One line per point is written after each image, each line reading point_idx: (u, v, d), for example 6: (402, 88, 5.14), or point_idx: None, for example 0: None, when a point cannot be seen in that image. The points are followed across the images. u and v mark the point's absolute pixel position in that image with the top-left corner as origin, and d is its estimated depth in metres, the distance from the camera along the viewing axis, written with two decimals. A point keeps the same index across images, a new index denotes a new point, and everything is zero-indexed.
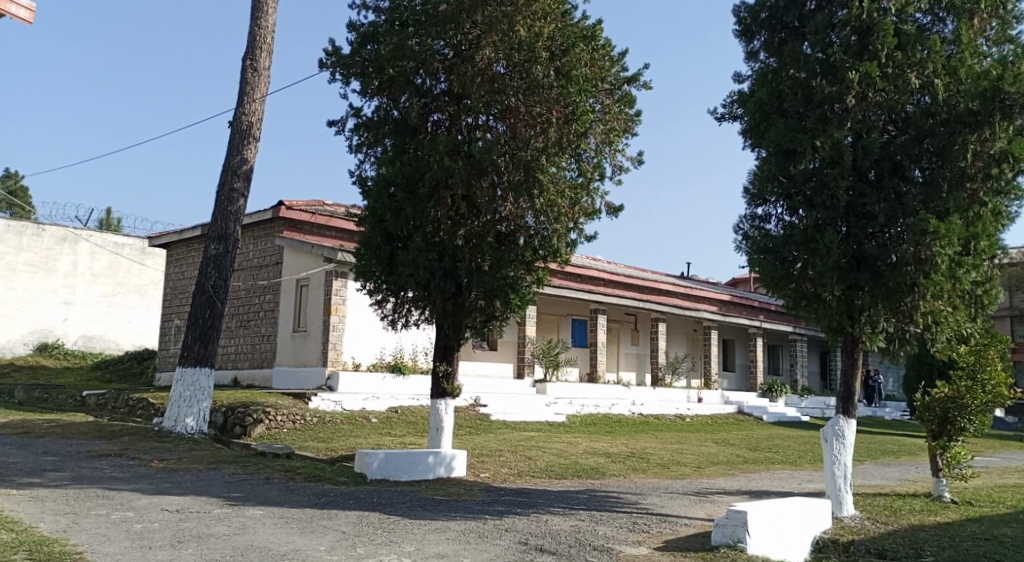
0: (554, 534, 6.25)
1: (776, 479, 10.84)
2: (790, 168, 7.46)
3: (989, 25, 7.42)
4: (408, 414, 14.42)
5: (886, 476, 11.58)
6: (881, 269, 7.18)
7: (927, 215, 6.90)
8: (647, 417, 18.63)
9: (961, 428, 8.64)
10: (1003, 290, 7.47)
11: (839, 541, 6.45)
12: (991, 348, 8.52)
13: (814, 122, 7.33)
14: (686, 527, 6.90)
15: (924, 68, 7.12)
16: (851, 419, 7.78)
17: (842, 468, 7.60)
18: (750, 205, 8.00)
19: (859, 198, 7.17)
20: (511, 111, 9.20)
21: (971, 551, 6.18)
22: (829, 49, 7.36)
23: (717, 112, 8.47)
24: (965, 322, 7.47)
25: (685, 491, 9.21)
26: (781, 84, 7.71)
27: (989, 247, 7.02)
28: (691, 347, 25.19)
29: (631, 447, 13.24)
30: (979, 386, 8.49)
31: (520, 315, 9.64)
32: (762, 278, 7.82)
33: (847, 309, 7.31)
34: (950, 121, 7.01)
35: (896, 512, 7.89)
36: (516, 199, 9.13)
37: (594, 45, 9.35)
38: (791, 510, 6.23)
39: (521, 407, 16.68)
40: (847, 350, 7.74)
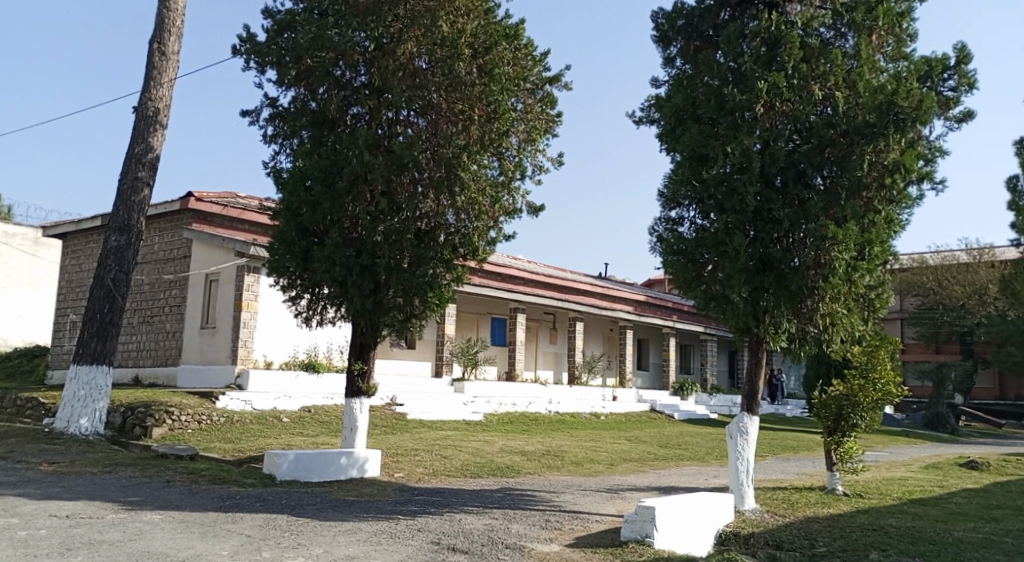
0: (467, 533, 6.23)
1: (684, 475, 11.17)
2: (703, 173, 7.70)
3: (886, 42, 7.75)
4: (321, 413, 14.12)
5: (785, 471, 12.13)
6: (784, 273, 7.49)
7: (827, 221, 7.22)
8: (563, 415, 18.87)
9: (854, 424, 9.11)
10: (894, 294, 7.88)
11: (740, 534, 6.68)
12: (881, 348, 9.02)
13: (726, 129, 7.58)
14: (596, 524, 7.01)
15: (826, 81, 7.49)
16: (754, 416, 8.08)
17: (745, 463, 7.88)
18: (664, 208, 8.22)
19: (766, 204, 7.46)
20: (432, 106, 9.13)
21: (859, 541, 6.52)
22: (740, 59, 7.64)
23: (635, 116, 8.66)
24: (859, 324, 7.87)
25: (597, 488, 9.37)
26: (695, 90, 7.93)
27: (881, 253, 7.38)
28: (607, 347, 25.67)
29: (546, 445, 13.39)
30: (870, 385, 8.96)
31: (439, 314, 9.60)
32: (674, 279, 8.04)
33: (753, 310, 7.57)
34: (849, 132, 7.33)
35: (793, 505, 8.26)
36: (437, 196, 9.06)
37: (517, 45, 9.39)
38: (696, 504, 6.42)
39: (438, 406, 16.61)
40: (752, 349, 8.04)
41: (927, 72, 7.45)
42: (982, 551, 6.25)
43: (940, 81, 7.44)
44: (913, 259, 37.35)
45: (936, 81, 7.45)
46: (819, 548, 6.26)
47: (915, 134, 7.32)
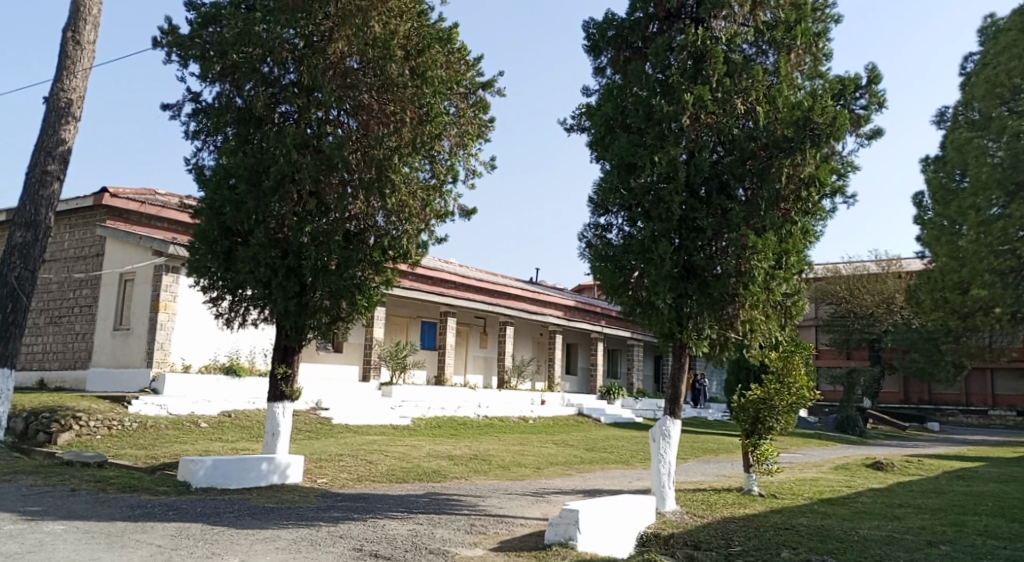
0: (390, 539, 6.16)
1: (609, 478, 11.34)
2: (630, 181, 7.84)
3: (804, 61, 8.06)
4: (241, 418, 13.74)
5: (706, 473, 12.46)
6: (707, 280, 7.72)
7: (748, 230, 7.48)
8: (491, 419, 18.90)
9: (769, 427, 9.43)
10: (809, 302, 8.22)
11: (660, 535, 6.81)
12: (797, 354, 9.37)
13: (653, 139, 7.75)
14: (521, 527, 7.04)
15: (748, 96, 7.75)
16: (676, 420, 8.29)
17: (666, 465, 8.06)
18: (593, 215, 8.33)
19: (690, 213, 7.66)
20: (363, 107, 9.03)
21: (772, 540, 6.75)
22: (668, 71, 7.84)
23: (566, 123, 8.76)
24: (777, 330, 8.15)
25: (523, 492, 9.42)
26: (624, 100, 8.07)
27: (798, 263, 7.68)
28: (537, 351, 25.82)
29: (473, 449, 13.38)
30: (785, 389, 9.31)
31: (367, 317, 9.50)
32: (601, 285, 8.16)
33: (677, 316, 7.75)
34: (769, 145, 7.60)
35: (711, 506, 8.48)
36: (367, 198, 8.96)
37: (450, 49, 9.38)
38: (618, 506, 6.52)
39: (364, 410, 16.38)
40: (676, 354, 8.25)
41: (840, 91, 7.78)
42: (885, 548, 6.56)
43: (852, 99, 7.77)
44: (827, 268, 39.01)
45: (848, 99, 7.78)
46: (734, 548, 6.45)
47: (830, 149, 7.63)
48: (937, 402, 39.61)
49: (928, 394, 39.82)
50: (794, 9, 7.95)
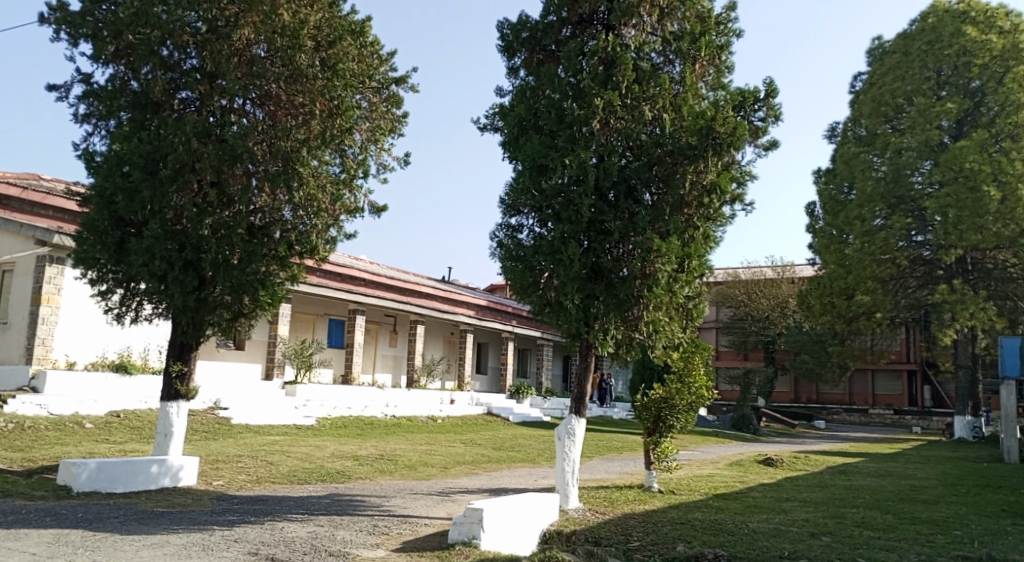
0: (288, 541, 5.99)
1: (515, 476, 11.43)
2: (542, 183, 7.91)
3: (708, 72, 8.36)
4: (131, 419, 13.08)
5: (610, 470, 12.74)
6: (614, 281, 7.88)
7: (653, 234, 7.69)
8: (399, 419, 18.69)
9: (670, 425, 9.71)
10: (708, 304, 8.51)
11: (563, 532, 6.89)
12: (697, 354, 9.71)
13: (564, 142, 7.83)
14: (425, 527, 6.97)
15: (655, 103, 7.98)
16: (581, 418, 8.44)
17: (571, 463, 8.17)
18: (505, 215, 8.37)
19: (598, 215, 7.79)
20: (270, 97, 8.74)
21: (668, 534, 6.97)
22: (580, 75, 7.95)
23: (480, 122, 8.75)
24: (679, 332, 8.40)
25: (429, 491, 9.36)
26: (537, 102, 8.13)
27: (699, 266, 7.92)
28: (447, 350, 25.73)
29: (380, 448, 13.21)
30: (685, 388, 9.61)
31: (272, 313, 9.22)
32: (511, 284, 8.20)
33: (584, 317, 7.88)
34: (674, 152, 7.83)
35: (613, 502, 8.67)
36: (272, 190, 8.68)
37: (362, 42, 9.21)
38: (522, 504, 6.57)
39: (266, 409, 15.89)
40: (582, 354, 8.39)
41: (740, 102, 8.02)
42: (772, 540, 6.87)
43: (752, 111, 8.05)
44: (727, 273, 40.64)
45: (748, 111, 8.04)
46: (633, 543, 6.61)
47: (730, 158, 7.91)
48: (824, 401, 41.96)
49: (816, 394, 42.16)
50: (699, 21, 8.22)
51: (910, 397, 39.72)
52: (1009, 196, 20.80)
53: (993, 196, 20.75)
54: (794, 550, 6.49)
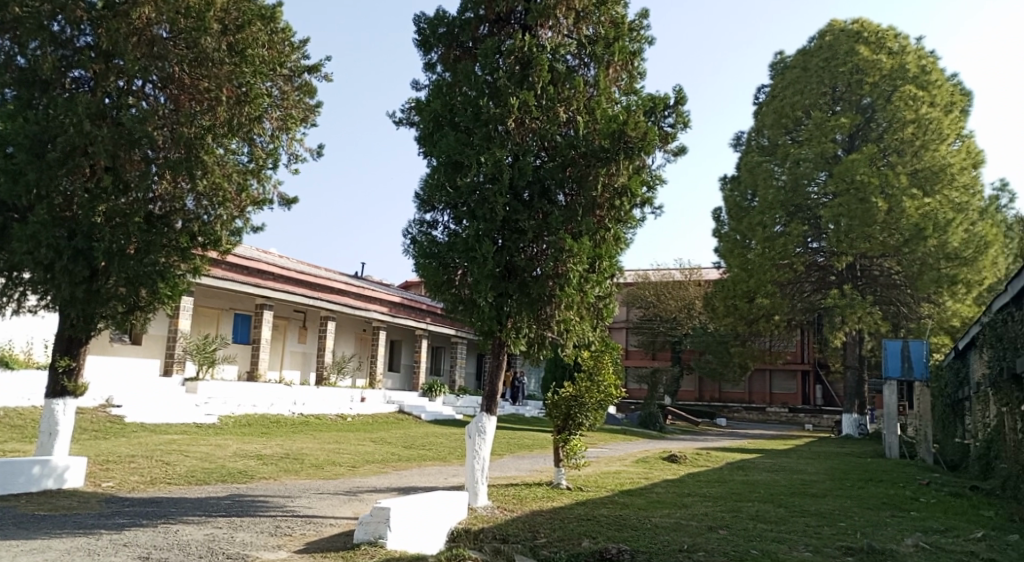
0: (183, 545, 5.75)
1: (425, 475, 11.34)
2: (457, 179, 7.87)
3: (621, 77, 8.52)
4: (13, 417, 12.26)
5: (519, 468, 12.82)
6: (526, 280, 7.93)
7: (565, 234, 7.77)
8: (307, 417, 18.23)
9: (579, 423, 9.85)
10: (618, 304, 8.67)
11: (471, 530, 6.86)
12: (607, 353, 9.90)
13: (480, 139, 7.81)
14: (329, 527, 6.83)
15: (570, 105, 8.09)
16: (492, 416, 8.45)
17: (480, 461, 8.17)
18: (419, 210, 8.29)
19: (513, 215, 7.81)
20: (173, 80, 8.36)
21: (575, 531, 7.07)
22: (496, 73, 7.96)
23: (395, 117, 8.63)
24: (589, 331, 8.53)
25: (335, 491, 9.17)
26: (453, 98, 8.10)
27: (610, 267, 8.05)
28: (359, 347, 25.31)
29: (286, 447, 12.86)
30: (595, 387, 9.78)
31: (171, 307, 8.82)
32: (424, 281, 8.13)
33: (496, 315, 7.90)
34: (587, 154, 7.93)
35: (522, 500, 8.72)
36: (173, 177, 8.30)
37: (273, 28, 8.90)
38: (430, 502, 6.52)
39: (164, 406, 15.21)
40: (495, 352, 8.41)
41: (651, 108, 8.21)
42: (673, 534, 7.08)
43: (662, 117, 8.24)
44: (638, 274, 41.67)
45: (658, 117, 8.22)
46: (539, 540, 6.68)
47: (641, 162, 8.06)
48: (726, 399, 43.60)
49: (719, 392, 43.77)
50: (612, 27, 8.38)
51: (804, 396, 41.78)
52: (895, 207, 22.26)
53: (881, 207, 22.17)
54: (692, 543, 6.70)
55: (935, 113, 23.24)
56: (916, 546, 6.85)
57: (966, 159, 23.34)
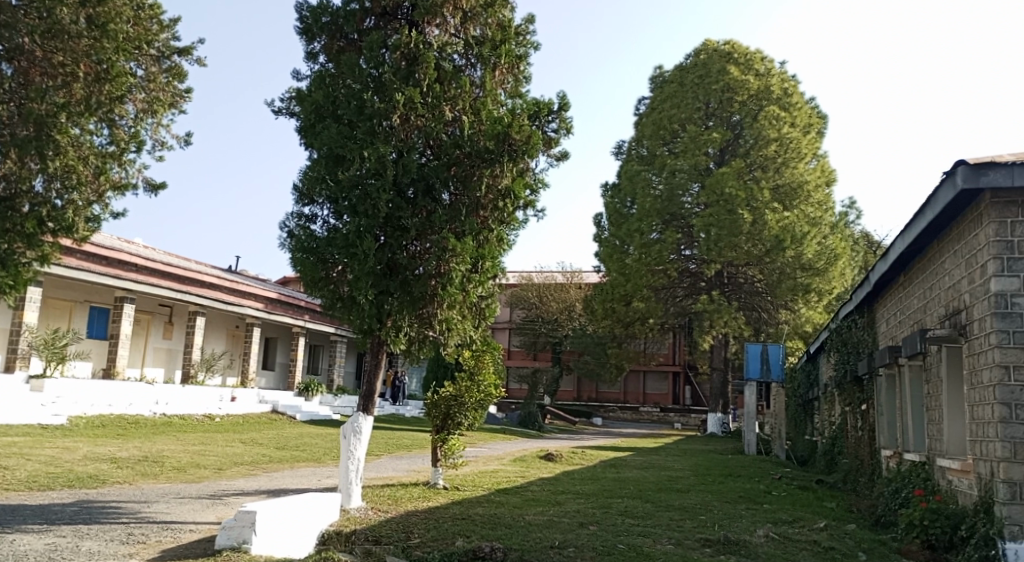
0: (19, 556, 5.31)
1: (297, 476, 11.00)
2: (338, 173, 7.69)
3: (507, 79, 8.58)
4: None
5: (396, 468, 12.68)
6: (408, 278, 7.83)
7: (449, 234, 7.76)
8: (171, 418, 17.25)
9: (458, 423, 9.83)
10: (500, 304, 8.72)
11: (342, 532, 6.69)
12: (487, 353, 9.94)
13: (363, 133, 7.66)
14: (189, 533, 6.50)
15: (456, 104, 8.08)
16: (368, 416, 8.32)
17: (355, 462, 8.01)
18: (297, 203, 8.03)
19: (395, 211, 7.69)
20: (21, 51, 7.66)
21: (449, 530, 7.08)
22: (381, 68, 7.84)
23: (274, 105, 8.32)
24: (470, 330, 8.55)
25: (198, 495, 8.73)
26: (336, 90, 7.90)
27: (493, 268, 8.10)
28: (230, 345, 24.23)
29: (145, 450, 12.11)
30: (475, 387, 9.80)
31: (14, 297, 8.17)
32: (301, 276, 7.89)
33: (377, 313, 7.77)
34: (472, 154, 7.96)
35: (397, 501, 8.62)
36: (20, 157, 7.66)
37: (139, 3, 8.42)
38: (300, 504, 6.32)
39: (5, 406, 13.94)
40: (374, 351, 8.28)
41: (536, 112, 8.26)
42: (545, 531, 7.21)
43: (546, 122, 8.33)
44: (521, 276, 42.27)
45: (542, 122, 8.30)
46: (413, 540, 6.62)
47: (525, 165, 8.14)
48: (602, 399, 44.88)
49: (596, 392, 45.00)
50: (499, 29, 8.42)
51: (674, 396, 43.72)
52: (758, 219, 23.75)
53: (746, 219, 23.56)
54: (563, 540, 6.85)
55: (795, 133, 24.96)
56: (767, 537, 7.31)
57: (820, 177, 25.17)
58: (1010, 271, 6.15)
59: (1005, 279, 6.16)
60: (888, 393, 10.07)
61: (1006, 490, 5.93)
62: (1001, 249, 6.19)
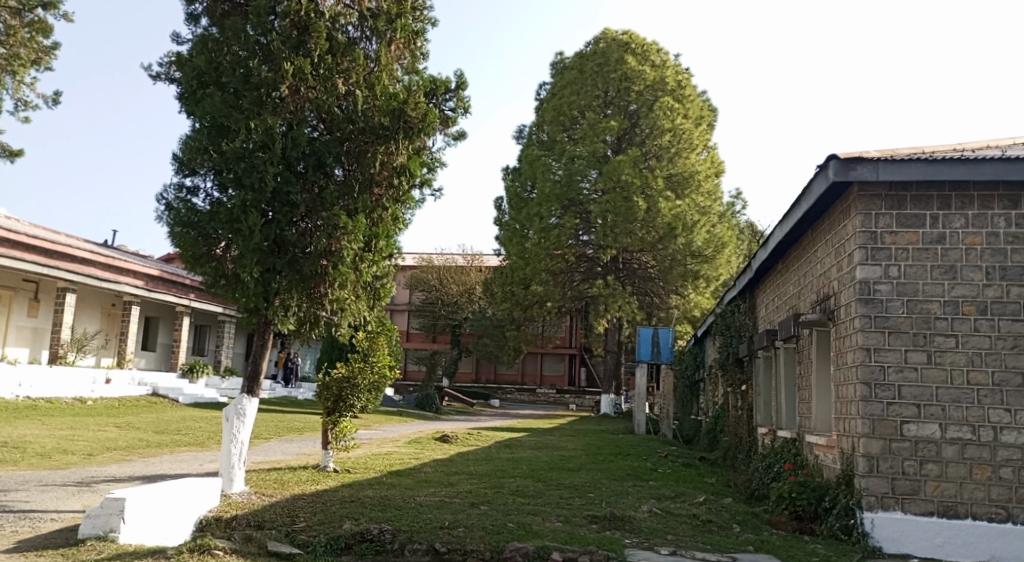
0: None
1: (177, 461, 10.50)
2: (221, 143, 7.34)
3: (403, 55, 8.39)
4: None
5: (285, 451, 12.34)
6: (296, 256, 7.58)
7: (339, 211, 7.55)
8: (36, 401, 16.11)
9: (350, 405, 9.63)
10: (396, 284, 8.58)
11: (223, 518, 6.43)
12: (382, 335, 9.77)
13: (249, 103, 7.34)
14: (50, 523, 6.08)
15: (348, 77, 7.83)
16: (254, 398, 8.04)
17: (238, 446, 7.73)
18: (177, 174, 7.60)
19: (284, 185, 7.39)
20: None
21: (336, 513, 6.94)
22: (269, 35, 7.49)
23: (151, 70, 7.82)
24: (364, 311, 8.37)
25: (65, 482, 8.18)
26: (220, 56, 7.52)
27: (387, 247, 7.96)
28: (106, 324, 22.86)
29: (5, 435, 11.25)
30: (368, 368, 9.61)
31: None
32: (180, 252, 7.51)
33: (263, 292, 7.48)
34: (365, 130, 7.75)
35: (283, 485, 8.38)
36: None
37: None
38: (176, 490, 6.05)
39: None
40: (261, 332, 7.99)
41: (433, 90, 8.12)
42: (436, 512, 7.20)
43: (442, 101, 8.20)
44: (421, 258, 41.94)
45: (439, 100, 8.16)
46: (298, 524, 6.46)
47: (421, 143, 8.02)
48: (500, 381, 45.25)
49: (494, 374, 45.34)
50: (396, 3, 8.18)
51: (570, 377, 44.65)
52: (652, 207, 24.49)
53: (641, 206, 24.24)
54: (454, 520, 6.85)
55: (688, 125, 25.83)
56: (650, 511, 7.58)
57: (709, 168, 26.17)
58: (874, 259, 6.58)
59: (869, 267, 6.58)
60: (766, 374, 10.62)
61: (864, 464, 6.36)
62: (866, 239, 6.60)
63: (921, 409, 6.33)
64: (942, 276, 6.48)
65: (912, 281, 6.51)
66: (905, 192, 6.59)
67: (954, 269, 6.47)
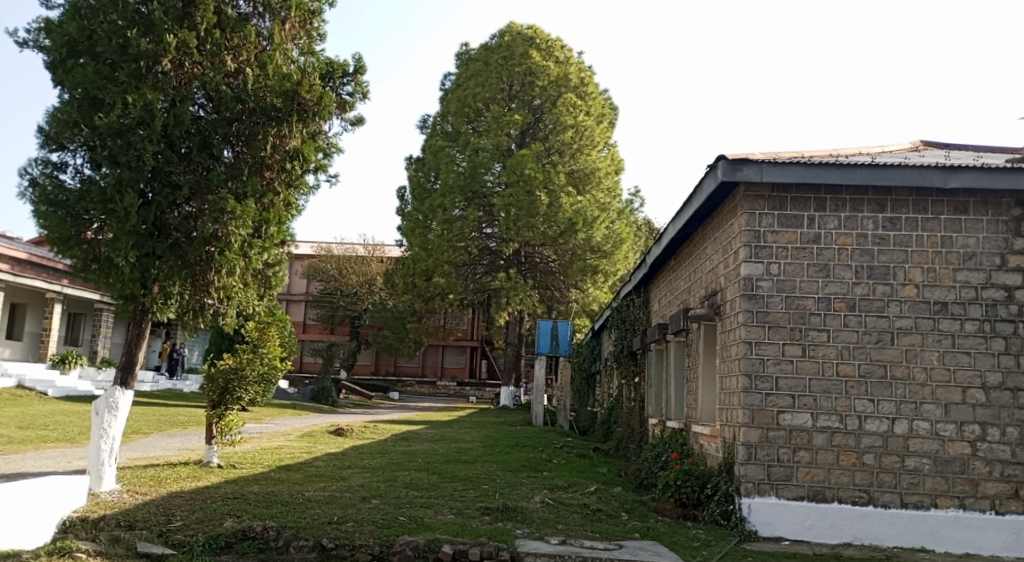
0: None
1: (43, 458, 9.77)
2: (94, 118, 6.85)
3: (299, 36, 8.05)
4: None
5: (165, 447, 11.71)
6: (179, 240, 7.17)
7: (227, 194, 7.17)
8: None
9: (237, 399, 9.22)
10: (289, 272, 8.26)
11: (89, 519, 6.02)
12: (273, 325, 9.41)
13: (127, 77, 6.88)
14: None
15: (239, 55, 7.46)
16: (127, 391, 7.57)
17: (108, 442, 7.26)
18: (43, 149, 7.03)
19: (165, 165, 6.97)
20: None
21: (216, 511, 6.63)
22: (150, 5, 7.06)
23: (17, 36, 7.19)
24: (253, 300, 8.03)
25: None
26: (94, 24, 7.00)
27: (278, 233, 7.64)
28: None
29: None
30: (258, 359, 9.20)
31: None
32: (47, 234, 6.98)
33: (141, 277, 7.05)
34: (256, 110, 7.39)
35: (160, 482, 7.94)
36: None
37: None
38: (35, 488, 5.60)
39: None
40: (137, 320, 7.53)
41: (330, 73, 7.80)
42: (324, 507, 7.00)
43: (340, 84, 7.88)
44: (319, 247, 40.85)
45: (336, 83, 7.84)
46: (173, 523, 6.12)
47: (316, 127, 7.71)
48: (400, 373, 44.79)
49: (394, 367, 44.81)
50: None
51: (471, 369, 44.71)
52: (554, 202, 24.77)
53: (543, 201, 24.51)
54: (342, 515, 6.67)
55: (589, 122, 26.27)
56: (542, 502, 7.63)
57: (609, 165, 26.68)
58: (757, 257, 6.86)
59: (753, 264, 6.85)
60: (658, 366, 10.90)
61: (743, 452, 6.63)
62: (750, 237, 6.88)
63: (796, 400, 6.65)
64: (817, 274, 6.82)
65: (790, 278, 6.82)
66: (787, 193, 6.88)
67: (828, 268, 6.82)
